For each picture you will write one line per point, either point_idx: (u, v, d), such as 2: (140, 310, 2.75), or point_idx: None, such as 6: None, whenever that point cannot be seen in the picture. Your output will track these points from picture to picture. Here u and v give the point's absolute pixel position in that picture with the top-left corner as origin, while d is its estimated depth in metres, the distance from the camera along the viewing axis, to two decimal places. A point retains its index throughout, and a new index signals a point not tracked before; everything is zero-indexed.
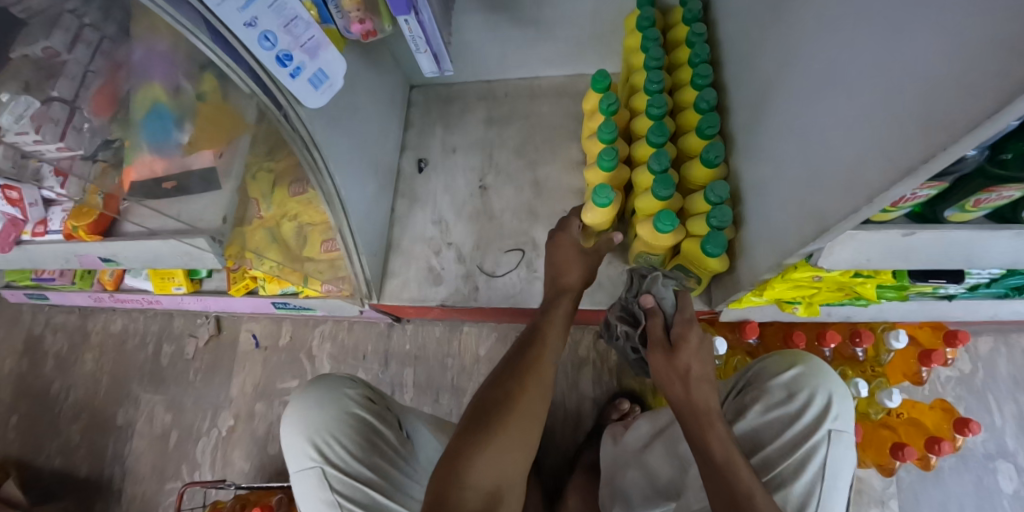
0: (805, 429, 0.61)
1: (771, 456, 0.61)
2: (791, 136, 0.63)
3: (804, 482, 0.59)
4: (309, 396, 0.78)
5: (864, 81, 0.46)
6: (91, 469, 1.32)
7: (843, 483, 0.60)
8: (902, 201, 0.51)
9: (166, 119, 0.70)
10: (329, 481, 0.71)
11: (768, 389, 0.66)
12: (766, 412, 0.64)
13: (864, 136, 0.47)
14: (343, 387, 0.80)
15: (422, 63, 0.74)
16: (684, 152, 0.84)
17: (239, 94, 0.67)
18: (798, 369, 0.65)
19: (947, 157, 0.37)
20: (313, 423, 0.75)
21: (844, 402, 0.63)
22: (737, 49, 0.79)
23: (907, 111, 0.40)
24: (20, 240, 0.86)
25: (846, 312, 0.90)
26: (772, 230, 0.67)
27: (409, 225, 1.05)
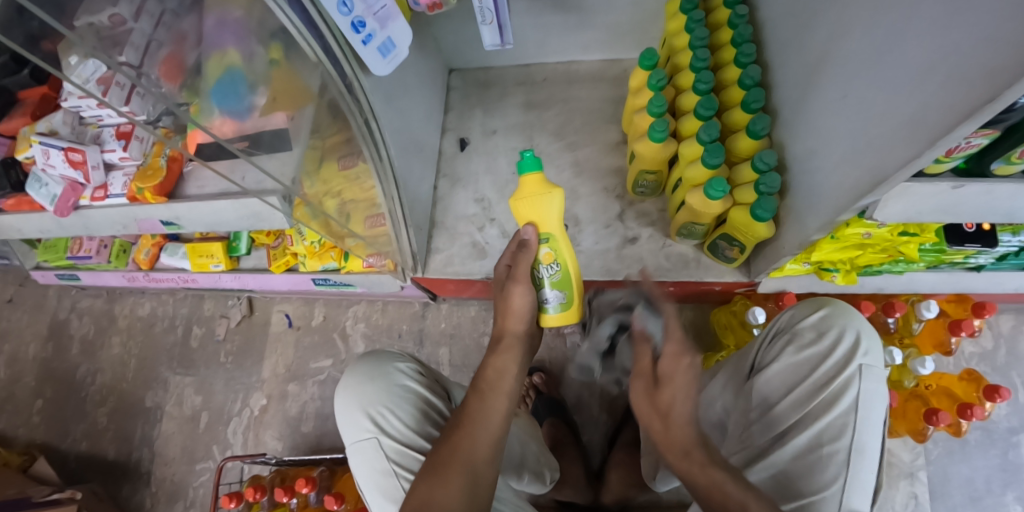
0: (836, 364, 0.64)
1: (804, 392, 0.65)
2: (840, 101, 0.65)
3: (837, 414, 0.62)
4: (362, 368, 0.70)
5: (920, 38, 0.48)
6: (118, 452, 1.31)
7: (879, 415, 0.62)
8: (954, 151, 0.53)
9: (238, 83, 0.64)
10: (388, 454, 0.64)
11: (799, 330, 0.70)
12: (798, 352, 0.68)
13: (922, 89, 0.48)
14: (400, 361, 0.72)
15: (486, 35, 0.77)
16: (728, 127, 0.87)
17: (305, 65, 0.64)
18: (825, 310, 0.69)
19: (1005, 100, 0.38)
20: (369, 393, 0.67)
21: (875, 338, 0.66)
22: (779, 30, 0.82)
23: (967, 61, 0.42)
24: (77, 207, 0.86)
25: (878, 284, 0.97)
26: (820, 191, 0.69)
27: (452, 203, 1.07)
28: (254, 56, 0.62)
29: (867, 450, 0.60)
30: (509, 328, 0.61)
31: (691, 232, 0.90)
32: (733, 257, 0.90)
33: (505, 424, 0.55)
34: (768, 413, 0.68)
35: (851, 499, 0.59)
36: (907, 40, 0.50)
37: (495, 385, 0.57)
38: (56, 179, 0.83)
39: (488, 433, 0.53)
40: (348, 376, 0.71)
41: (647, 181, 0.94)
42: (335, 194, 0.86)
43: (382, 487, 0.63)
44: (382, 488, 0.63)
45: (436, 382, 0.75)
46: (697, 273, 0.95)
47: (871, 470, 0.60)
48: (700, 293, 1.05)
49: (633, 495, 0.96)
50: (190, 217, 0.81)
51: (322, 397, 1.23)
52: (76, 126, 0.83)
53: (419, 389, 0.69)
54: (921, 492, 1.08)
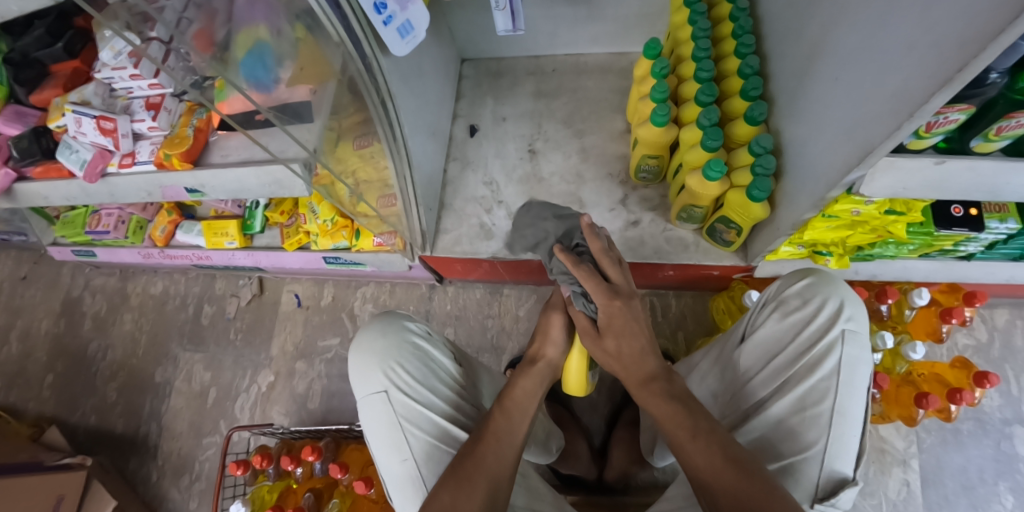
0: (819, 329, 0.69)
1: (788, 357, 0.70)
2: (832, 83, 0.68)
3: (820, 377, 0.66)
4: (375, 325, 0.73)
5: (904, 16, 0.52)
6: (126, 426, 1.34)
7: (860, 379, 0.66)
8: (933, 127, 0.57)
9: (266, 58, 0.66)
10: (397, 408, 0.66)
11: (785, 299, 0.75)
12: (784, 318, 0.73)
13: (906, 64, 0.52)
14: (410, 320, 0.75)
15: (498, 21, 0.81)
16: (727, 115, 0.91)
17: (327, 41, 0.68)
18: (809, 279, 0.74)
19: (977, 67, 0.42)
20: (382, 348, 0.70)
21: (857, 307, 0.70)
22: (778, 21, 0.86)
23: (946, 34, 0.45)
24: (105, 173, 0.88)
25: (872, 270, 1.01)
26: (812, 169, 0.73)
27: (461, 186, 1.11)
28: (282, 33, 0.65)
29: (848, 413, 0.64)
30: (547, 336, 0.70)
31: (690, 215, 0.94)
32: (731, 241, 0.94)
33: (522, 440, 0.59)
34: (753, 376, 0.73)
35: (832, 460, 0.62)
36: (893, 19, 0.54)
37: (521, 405, 0.61)
38: (86, 144, 0.86)
39: (511, 447, 0.57)
40: (361, 331, 0.74)
41: (649, 165, 0.97)
42: (350, 172, 0.87)
43: (388, 438, 0.66)
44: (390, 439, 0.66)
45: (445, 344, 0.78)
46: (696, 257, 0.98)
47: (853, 434, 0.64)
48: (699, 278, 1.09)
49: (633, 472, 0.99)
50: (214, 185, 0.84)
51: (328, 374, 1.26)
52: (107, 98, 0.86)
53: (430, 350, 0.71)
54: (913, 479, 1.11)
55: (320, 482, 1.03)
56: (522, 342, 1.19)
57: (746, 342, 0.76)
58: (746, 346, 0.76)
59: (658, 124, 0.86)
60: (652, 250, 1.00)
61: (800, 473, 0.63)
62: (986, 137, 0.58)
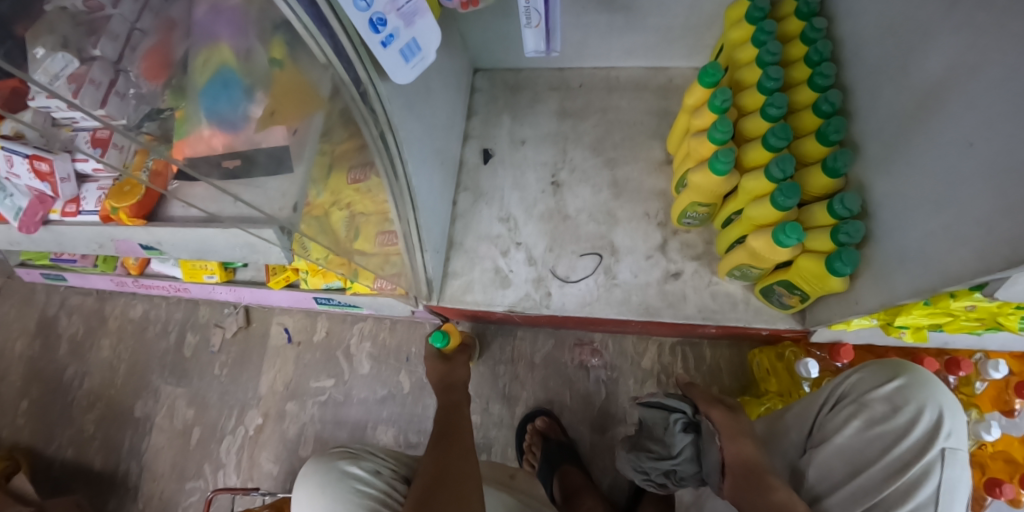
0: (915, 447, 0.59)
1: (876, 475, 0.59)
2: (962, 150, 0.53)
3: (913, 507, 0.56)
4: (315, 476, 0.67)
5: None
6: (105, 463, 1.23)
7: (959, 506, 0.57)
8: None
9: (232, 87, 0.56)
10: None
11: (869, 402, 0.64)
12: (867, 428, 0.62)
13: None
14: (354, 462, 0.68)
15: (527, 40, 0.63)
16: (796, 159, 0.76)
17: (311, 63, 0.55)
18: (901, 381, 0.63)
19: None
20: (324, 507, 0.64)
21: (957, 417, 0.60)
22: (870, 47, 0.70)
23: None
24: (46, 221, 0.74)
25: (945, 339, 0.86)
26: (923, 250, 0.58)
27: (473, 221, 0.96)
28: (252, 52, 0.54)
29: None
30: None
31: (744, 274, 0.79)
32: (790, 305, 0.80)
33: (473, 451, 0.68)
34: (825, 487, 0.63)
35: None
36: None
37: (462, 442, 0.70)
38: (20, 189, 0.70)
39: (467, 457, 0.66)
40: (301, 485, 0.68)
41: (697, 212, 0.82)
42: (343, 205, 0.75)
43: None
44: None
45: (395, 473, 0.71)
46: (746, 317, 0.84)
47: None
48: (743, 334, 0.95)
49: None
50: (174, 241, 0.70)
51: (321, 420, 1.13)
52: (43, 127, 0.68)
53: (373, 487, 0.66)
54: None
55: None
56: (537, 393, 1.07)
57: (817, 448, 0.65)
58: (816, 454, 0.65)
59: (720, 171, 0.70)
60: (695, 308, 0.85)
61: None
62: None
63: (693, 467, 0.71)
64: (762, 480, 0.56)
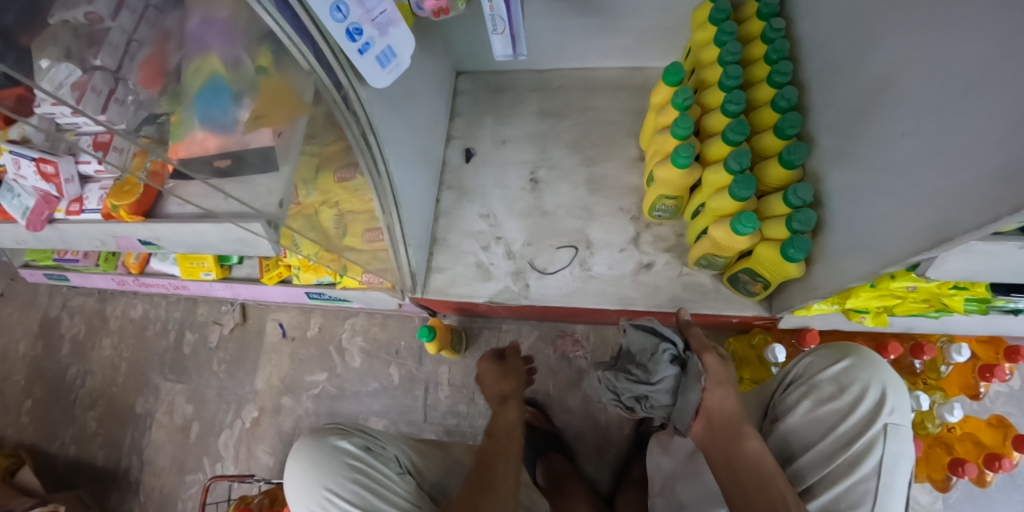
0: (859, 423, 0.62)
1: (825, 451, 0.63)
2: (897, 140, 0.57)
3: (858, 479, 0.60)
4: (308, 449, 0.71)
5: (1009, 80, 0.41)
6: (107, 458, 1.28)
7: (902, 478, 0.60)
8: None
9: (222, 94, 0.61)
10: None
11: (818, 383, 0.67)
12: (816, 407, 0.66)
13: (1009, 142, 0.41)
14: (344, 438, 0.72)
15: (495, 44, 0.68)
16: (757, 152, 0.80)
17: (296, 69, 0.60)
18: (847, 362, 0.67)
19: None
20: (314, 477, 0.68)
21: (900, 394, 0.64)
22: (822, 47, 0.75)
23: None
24: (51, 220, 0.79)
25: (909, 323, 0.91)
26: (868, 235, 0.62)
27: (457, 218, 1.00)
28: (241, 64, 0.60)
29: None
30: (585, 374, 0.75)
31: (711, 263, 0.83)
32: (756, 292, 0.84)
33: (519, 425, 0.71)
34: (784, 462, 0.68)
35: None
36: (993, 80, 0.43)
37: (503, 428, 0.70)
38: (27, 190, 0.76)
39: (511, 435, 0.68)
40: (294, 457, 0.72)
41: (666, 205, 0.87)
42: (332, 203, 0.81)
43: None
44: None
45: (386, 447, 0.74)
46: (716, 305, 0.88)
47: None
48: (716, 323, 0.99)
49: None
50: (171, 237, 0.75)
51: (315, 413, 1.18)
52: (51, 132, 0.69)
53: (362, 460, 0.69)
54: None
55: None
56: None
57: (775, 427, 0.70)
58: (774, 432, 0.69)
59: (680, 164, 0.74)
60: (667, 297, 0.89)
61: None
62: None
63: (667, 399, 0.68)
64: (737, 431, 0.60)
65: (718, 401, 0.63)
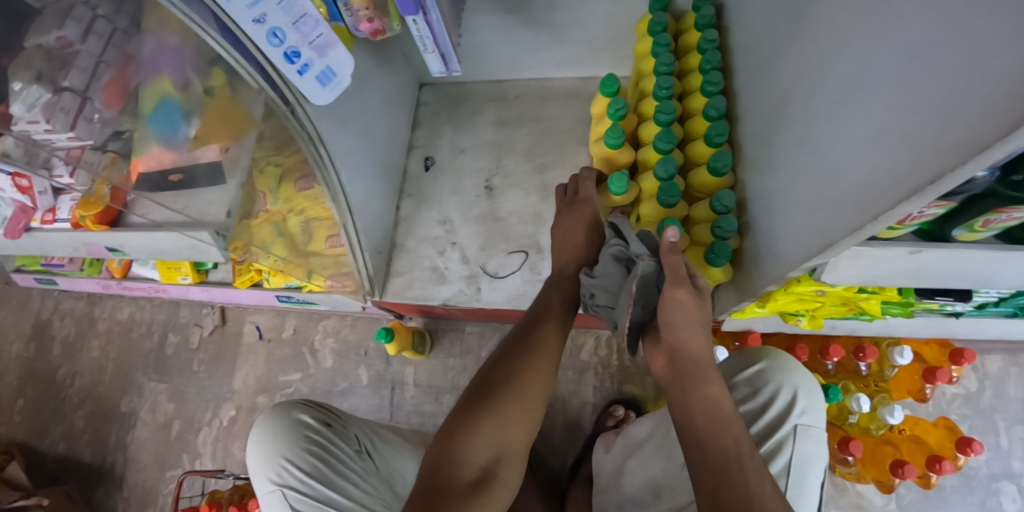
0: (770, 424, 0.64)
1: None
2: (798, 149, 0.61)
3: (769, 478, 0.61)
4: (270, 418, 0.74)
5: (875, 92, 0.44)
6: (94, 455, 1.33)
7: (813, 476, 0.62)
8: (991, 222, 0.47)
9: (174, 113, 0.69)
10: (294, 505, 0.69)
11: (735, 384, 0.69)
12: (733, 408, 0.67)
13: (874, 149, 0.44)
14: (305, 412, 0.75)
15: (429, 62, 0.74)
16: (691, 160, 0.83)
17: (247, 89, 0.67)
18: (762, 364, 0.68)
19: (955, 179, 0.34)
20: (273, 447, 0.72)
21: (813, 396, 0.65)
22: (748, 59, 0.78)
23: (920, 136, 0.37)
24: (28, 228, 0.85)
25: (852, 326, 0.91)
26: (778, 240, 0.65)
27: (415, 225, 1.05)
28: (190, 87, 0.67)
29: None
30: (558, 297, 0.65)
31: None
32: None
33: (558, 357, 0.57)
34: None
35: None
36: (863, 93, 0.46)
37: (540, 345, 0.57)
38: (6, 200, 0.82)
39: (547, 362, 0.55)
40: (257, 426, 0.75)
41: None
42: (298, 210, 0.89)
43: None
44: None
45: (348, 430, 0.76)
46: None
47: None
48: None
49: None
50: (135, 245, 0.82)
51: None
52: (29, 148, 0.73)
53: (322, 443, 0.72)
54: None
55: None
56: None
57: None
58: None
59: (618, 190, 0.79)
60: None
61: None
62: (969, 228, 0.49)
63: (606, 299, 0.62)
64: (699, 372, 0.49)
65: (686, 341, 0.50)
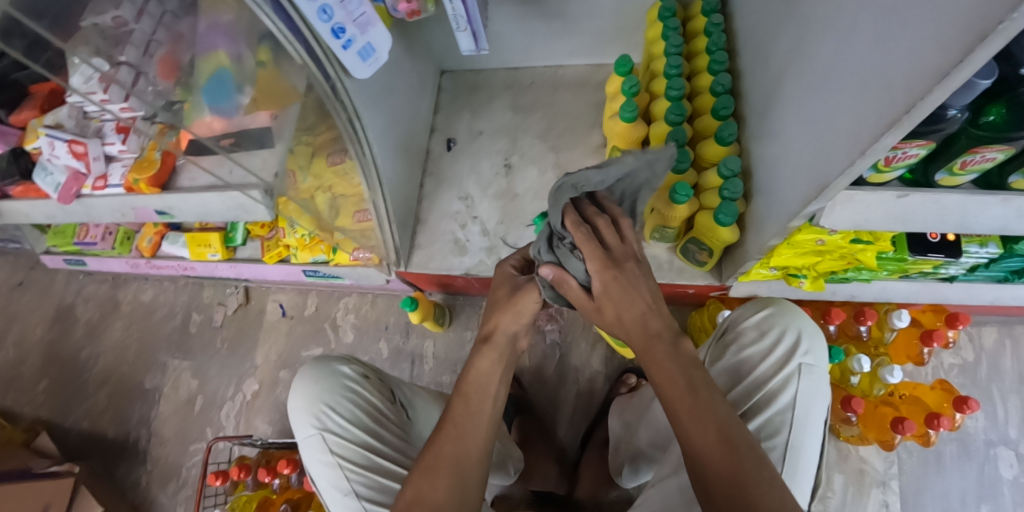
0: (776, 363, 0.69)
1: (747, 387, 0.70)
2: (795, 111, 0.67)
3: (776, 411, 0.66)
4: (312, 369, 0.79)
5: (857, 48, 0.50)
6: (116, 432, 1.36)
7: (817, 413, 0.66)
8: (968, 164, 0.54)
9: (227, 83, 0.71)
10: (332, 449, 0.72)
11: (743, 330, 0.75)
12: (741, 351, 0.73)
13: (860, 97, 0.50)
14: (346, 364, 0.81)
15: (462, 41, 0.81)
16: (700, 134, 0.90)
17: (291, 67, 0.70)
18: (768, 311, 0.74)
19: (924, 107, 0.40)
20: (315, 394, 0.76)
21: (816, 339, 0.71)
22: (750, 40, 0.84)
23: (894, 77, 0.43)
24: (80, 195, 0.89)
25: (850, 291, 0.98)
26: (778, 198, 0.71)
27: (436, 202, 1.11)
28: (242, 59, 0.70)
29: (802, 446, 0.65)
30: (501, 326, 0.61)
31: (663, 235, 0.93)
32: (704, 261, 0.93)
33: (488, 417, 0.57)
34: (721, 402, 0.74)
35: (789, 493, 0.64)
36: (848, 51, 0.52)
37: (466, 402, 0.57)
38: (60, 166, 0.86)
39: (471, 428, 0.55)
40: (299, 378, 0.79)
41: (620, 158, 0.97)
42: (326, 187, 0.94)
43: (326, 475, 0.72)
44: (328, 478, 0.72)
45: (383, 384, 0.82)
46: (670, 276, 0.97)
47: (806, 465, 0.65)
48: (676, 296, 1.07)
49: (605, 491, 1.00)
50: (183, 207, 0.85)
51: None
52: (80, 120, 0.86)
53: (363, 391, 0.77)
54: (893, 501, 1.07)
55: (297, 493, 1.07)
56: None
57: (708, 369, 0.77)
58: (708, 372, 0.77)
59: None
60: None
61: None
62: (950, 170, 0.56)
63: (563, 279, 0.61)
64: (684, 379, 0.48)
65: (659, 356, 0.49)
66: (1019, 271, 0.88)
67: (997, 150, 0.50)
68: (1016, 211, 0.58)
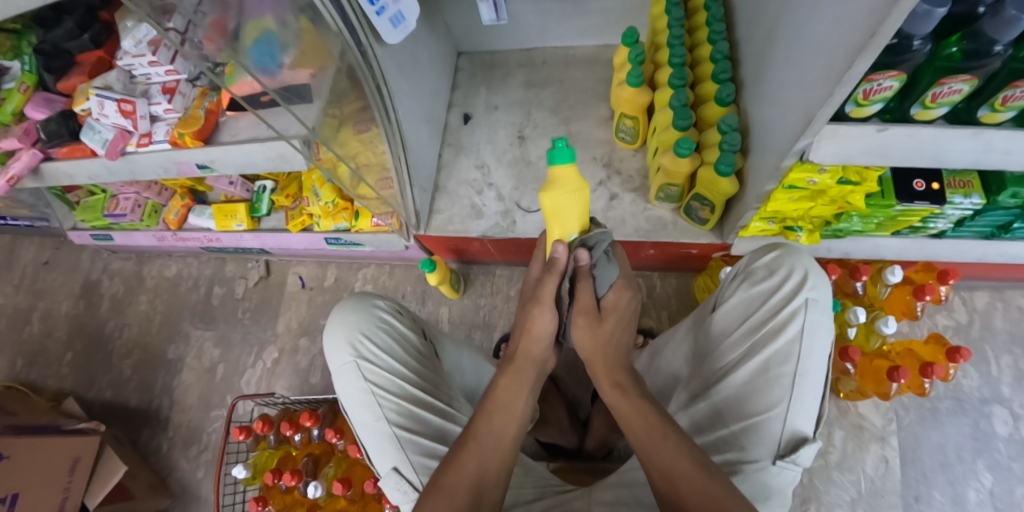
0: (783, 298, 0.68)
1: (755, 322, 0.69)
2: (786, 62, 0.72)
3: (784, 341, 0.65)
4: (347, 304, 0.83)
5: None
6: (139, 400, 1.40)
7: (821, 347, 0.65)
8: (937, 97, 0.59)
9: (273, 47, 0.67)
10: (366, 375, 0.75)
11: (752, 270, 0.74)
12: (750, 288, 0.72)
13: (836, 34, 0.55)
14: (380, 299, 0.85)
15: (483, 12, 0.89)
16: (701, 99, 0.97)
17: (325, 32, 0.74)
18: (776, 252, 0.74)
19: (883, 33, 0.45)
20: (352, 322, 0.80)
21: (822, 277, 0.70)
22: (745, 10, 0.92)
23: (859, 9, 0.48)
24: (125, 152, 0.96)
25: (845, 248, 1.06)
26: (771, 144, 0.77)
27: (455, 169, 1.18)
28: (287, 24, 0.67)
29: (808, 376, 0.64)
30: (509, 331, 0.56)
31: (668, 194, 0.99)
32: (705, 219, 0.99)
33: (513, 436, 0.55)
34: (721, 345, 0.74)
35: (794, 420, 0.62)
36: None
37: (503, 405, 0.56)
38: (108, 125, 0.94)
39: (494, 446, 0.53)
40: (334, 312, 0.83)
41: (627, 126, 1.06)
42: (352, 156, 0.91)
43: (358, 400, 0.75)
44: (360, 403, 0.74)
45: (412, 321, 0.87)
46: (674, 235, 1.04)
47: (813, 396, 0.64)
48: (680, 257, 1.14)
49: (615, 441, 1.02)
50: (224, 158, 0.91)
51: None
52: (127, 84, 0.93)
53: (396, 324, 0.82)
54: (891, 456, 1.11)
55: (318, 448, 1.10)
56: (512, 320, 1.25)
57: (717, 310, 0.76)
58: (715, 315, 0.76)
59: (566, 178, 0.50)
60: (632, 228, 1.05)
61: (764, 430, 0.62)
62: (922, 104, 0.61)
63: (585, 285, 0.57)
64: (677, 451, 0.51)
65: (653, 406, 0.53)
66: (1005, 227, 0.94)
67: (960, 81, 0.55)
68: (985, 144, 0.63)
